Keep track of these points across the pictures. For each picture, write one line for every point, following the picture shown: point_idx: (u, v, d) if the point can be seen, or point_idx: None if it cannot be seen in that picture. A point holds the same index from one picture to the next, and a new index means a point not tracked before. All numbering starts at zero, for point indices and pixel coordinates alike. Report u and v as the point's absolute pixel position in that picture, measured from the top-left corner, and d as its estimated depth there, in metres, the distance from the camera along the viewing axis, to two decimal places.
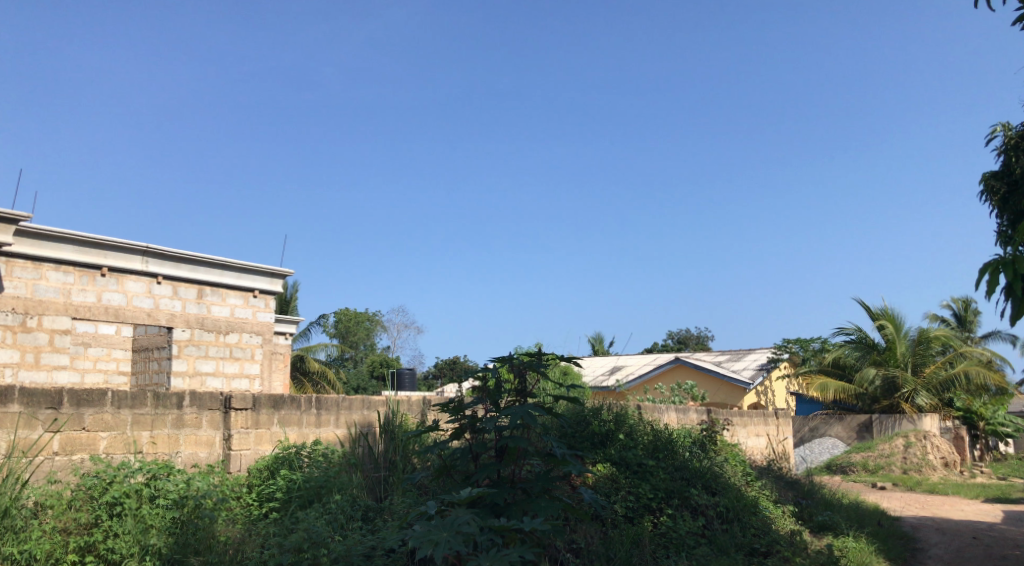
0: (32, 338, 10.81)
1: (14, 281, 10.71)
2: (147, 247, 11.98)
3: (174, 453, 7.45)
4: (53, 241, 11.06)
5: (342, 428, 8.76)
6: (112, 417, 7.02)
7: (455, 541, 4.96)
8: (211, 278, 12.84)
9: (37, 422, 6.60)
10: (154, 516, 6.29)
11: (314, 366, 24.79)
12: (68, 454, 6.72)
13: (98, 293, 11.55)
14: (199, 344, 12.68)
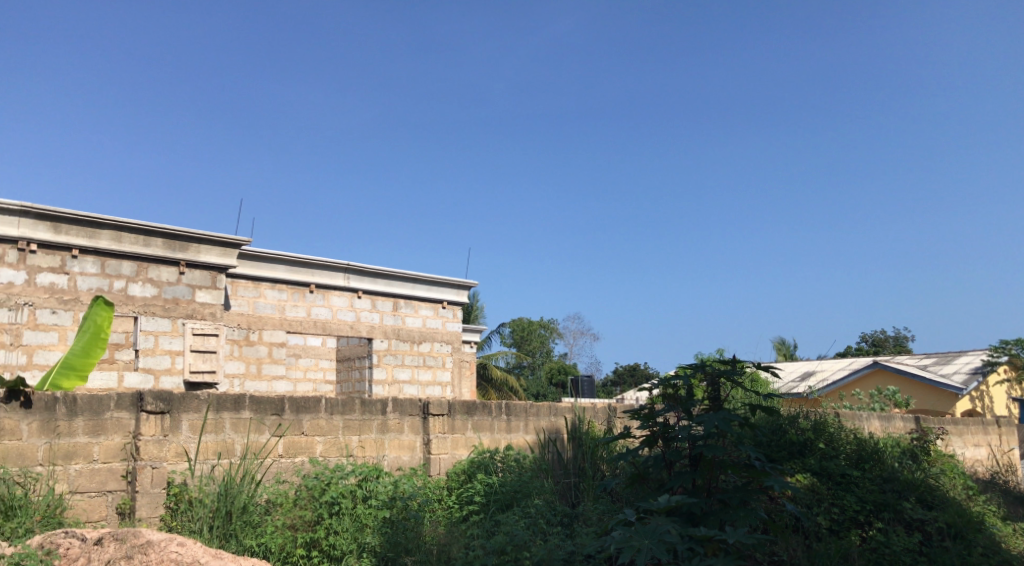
0: (255, 350, 11.83)
1: (239, 299, 11.82)
2: (348, 265, 12.90)
3: (381, 456, 7.96)
4: (269, 262, 12.13)
5: (532, 434, 9.09)
6: (326, 422, 7.61)
7: (657, 549, 4.97)
8: (405, 291, 13.61)
9: (265, 427, 7.21)
10: (367, 515, 6.73)
11: (497, 374, 25.51)
12: (291, 456, 7.33)
13: (308, 308, 12.55)
14: (395, 353, 13.42)
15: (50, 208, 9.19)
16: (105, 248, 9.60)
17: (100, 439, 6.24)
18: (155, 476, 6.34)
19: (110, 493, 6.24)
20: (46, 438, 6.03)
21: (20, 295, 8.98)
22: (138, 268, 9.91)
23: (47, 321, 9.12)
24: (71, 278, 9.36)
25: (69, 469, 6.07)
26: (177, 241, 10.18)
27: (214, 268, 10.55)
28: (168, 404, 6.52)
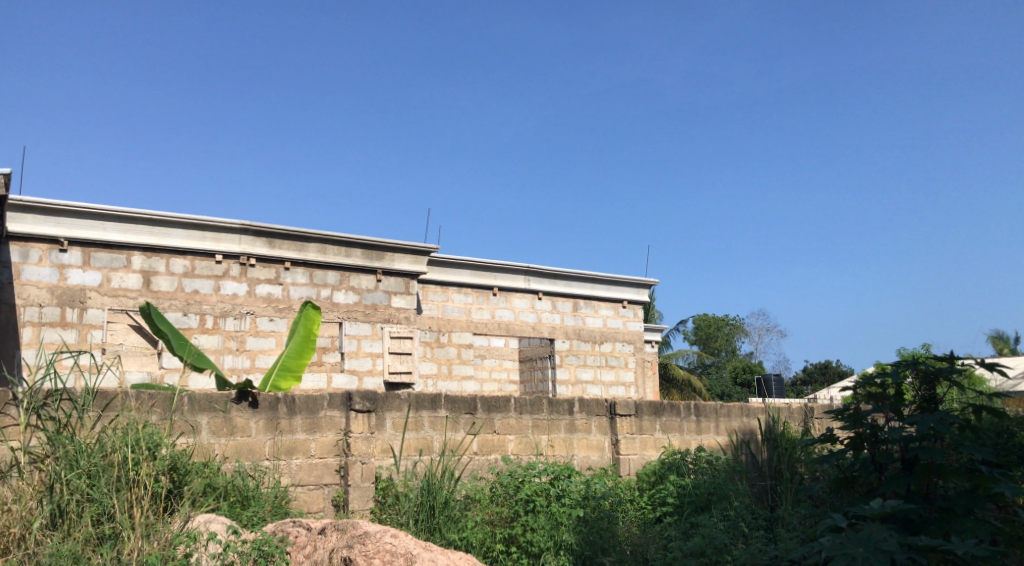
0: (445, 352, 12.37)
1: (429, 304, 12.37)
2: (528, 267, 13.12)
3: (571, 455, 8.04)
4: (455, 267, 12.57)
5: (723, 435, 8.86)
6: (516, 421, 7.79)
7: (874, 558, 4.67)
8: (585, 291, 13.68)
9: (460, 425, 7.50)
10: (562, 514, 6.76)
11: (679, 374, 25.01)
12: (485, 454, 7.57)
13: (492, 311, 12.93)
14: (577, 353, 13.53)
15: (265, 225, 10.00)
16: (313, 260, 10.37)
17: (317, 436, 6.73)
18: (364, 471, 6.71)
19: (326, 486, 6.72)
20: (271, 436, 6.57)
21: (243, 304, 9.88)
22: (341, 277, 10.63)
23: (267, 328, 9.99)
24: (285, 288, 10.20)
25: (291, 463, 6.59)
26: (374, 250, 10.83)
27: (407, 275, 11.15)
28: (373, 403, 6.93)
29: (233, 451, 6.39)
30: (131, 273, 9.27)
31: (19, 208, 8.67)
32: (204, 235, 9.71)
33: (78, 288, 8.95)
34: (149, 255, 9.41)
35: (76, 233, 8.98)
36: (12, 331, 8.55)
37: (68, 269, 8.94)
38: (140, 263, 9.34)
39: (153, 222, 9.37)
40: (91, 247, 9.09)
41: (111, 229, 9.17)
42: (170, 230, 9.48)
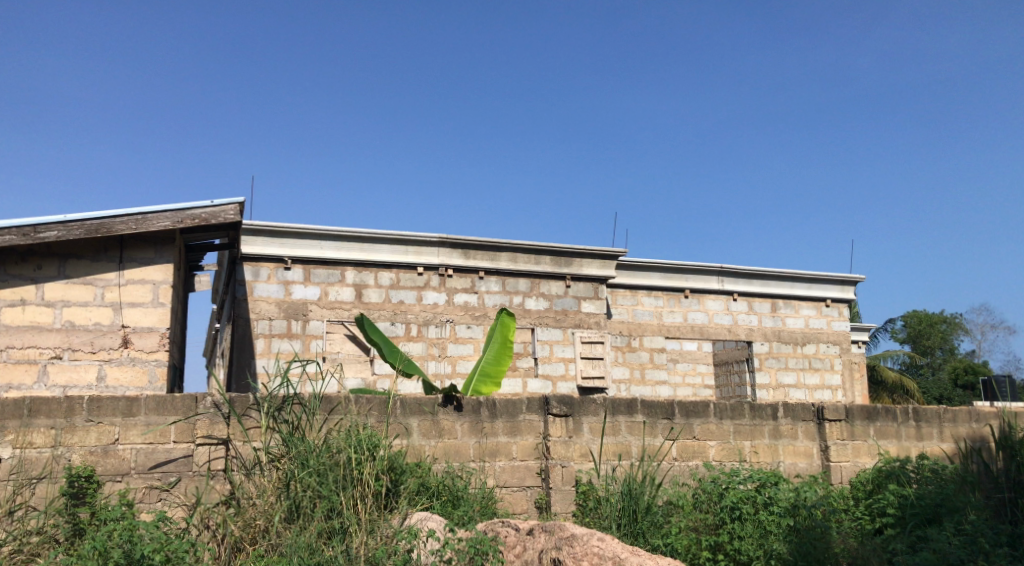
0: (637, 356, 12.24)
1: (619, 308, 12.28)
2: (721, 267, 12.76)
3: (777, 461, 7.71)
4: (645, 270, 12.45)
5: (949, 442, 8.17)
6: (716, 427, 7.58)
7: None
8: (783, 291, 13.10)
9: (658, 431, 7.40)
10: (771, 522, 6.49)
11: (889, 376, 23.26)
12: (685, 460, 7.43)
13: (684, 313, 12.68)
14: (778, 356, 12.95)
15: (461, 237, 10.43)
16: (505, 268, 10.67)
17: (518, 439, 6.91)
18: (566, 474, 6.82)
19: (529, 488, 6.88)
20: (476, 438, 6.80)
21: (444, 313, 10.35)
22: (532, 284, 10.86)
23: (465, 335, 10.40)
24: (480, 296, 10.58)
25: (495, 465, 6.80)
26: (563, 257, 10.98)
27: (596, 279, 11.19)
28: (570, 407, 7.03)
29: (442, 452, 6.68)
30: (345, 287, 10.00)
31: (250, 232, 9.61)
32: (407, 249, 10.28)
33: (301, 302, 9.78)
34: (360, 269, 10.10)
35: (296, 251, 9.81)
36: (248, 343, 9.48)
37: (292, 285, 9.80)
38: (352, 277, 10.05)
39: (362, 239, 10.06)
40: (310, 264, 9.90)
41: (326, 247, 9.94)
42: (376, 246, 10.14)
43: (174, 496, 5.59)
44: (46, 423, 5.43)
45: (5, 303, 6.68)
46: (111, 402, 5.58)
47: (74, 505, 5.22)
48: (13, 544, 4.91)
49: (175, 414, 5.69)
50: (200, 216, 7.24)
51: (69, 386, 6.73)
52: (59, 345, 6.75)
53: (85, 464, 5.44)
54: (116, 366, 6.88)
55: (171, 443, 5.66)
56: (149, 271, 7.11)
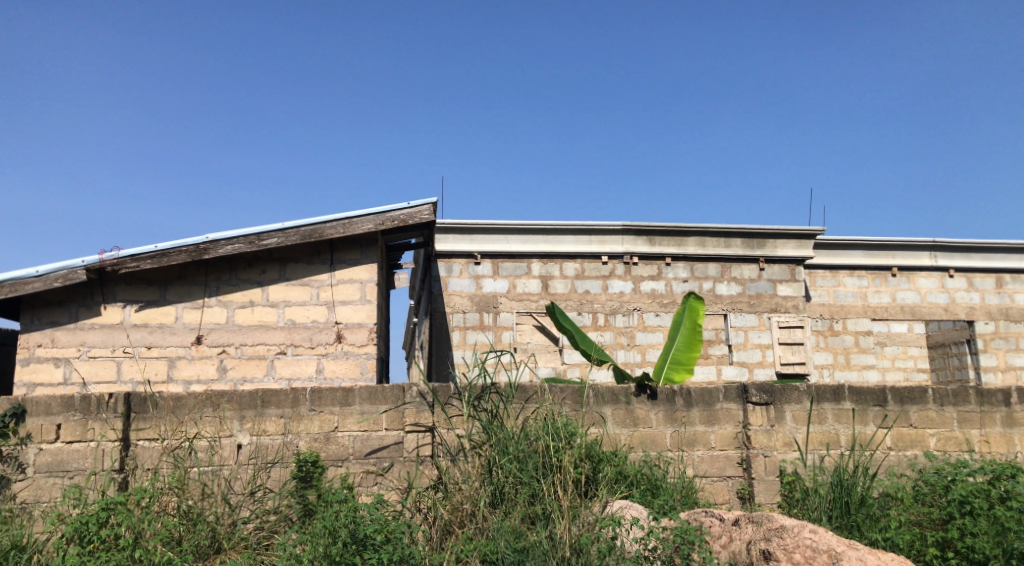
0: (841, 340, 11.51)
1: (819, 290, 11.61)
2: (934, 242, 11.73)
3: (1012, 452, 7.03)
4: (846, 248, 11.69)
5: None
6: (936, 414, 6.99)
7: None
8: (1009, 265, 11.87)
9: (870, 419, 6.92)
10: (1012, 519, 5.75)
11: None
12: (902, 449, 6.92)
13: (893, 293, 11.78)
14: (1006, 336, 11.78)
15: (646, 224, 10.30)
16: (693, 253, 10.42)
17: (716, 428, 6.71)
18: (769, 464, 6.55)
19: (730, 478, 6.67)
20: (672, 427, 6.68)
21: (631, 301, 10.28)
22: (723, 269, 10.53)
23: (654, 323, 10.27)
24: (668, 283, 10.40)
25: (693, 455, 6.64)
26: (755, 239, 10.56)
27: (792, 261, 10.67)
28: (771, 395, 6.74)
29: (638, 441, 6.61)
30: (532, 279, 10.19)
31: (442, 230, 10.03)
32: (592, 238, 10.30)
33: (492, 295, 10.08)
34: (546, 261, 10.25)
35: (486, 247, 10.12)
36: (445, 336, 9.95)
37: (483, 279, 10.11)
38: (538, 269, 10.22)
39: (547, 231, 10.20)
40: (499, 258, 10.17)
41: (513, 240, 10.16)
42: (561, 237, 10.23)
43: (389, 480, 5.97)
44: (276, 412, 5.95)
45: (237, 305, 7.39)
46: (330, 393, 6.03)
47: (303, 488, 5.72)
48: (256, 522, 5.48)
49: (386, 403, 6.06)
50: (398, 218, 7.65)
51: (293, 378, 7.35)
52: (284, 342, 7.38)
53: (311, 450, 5.92)
54: (331, 360, 7.43)
55: (383, 431, 6.04)
56: (357, 271, 7.61)
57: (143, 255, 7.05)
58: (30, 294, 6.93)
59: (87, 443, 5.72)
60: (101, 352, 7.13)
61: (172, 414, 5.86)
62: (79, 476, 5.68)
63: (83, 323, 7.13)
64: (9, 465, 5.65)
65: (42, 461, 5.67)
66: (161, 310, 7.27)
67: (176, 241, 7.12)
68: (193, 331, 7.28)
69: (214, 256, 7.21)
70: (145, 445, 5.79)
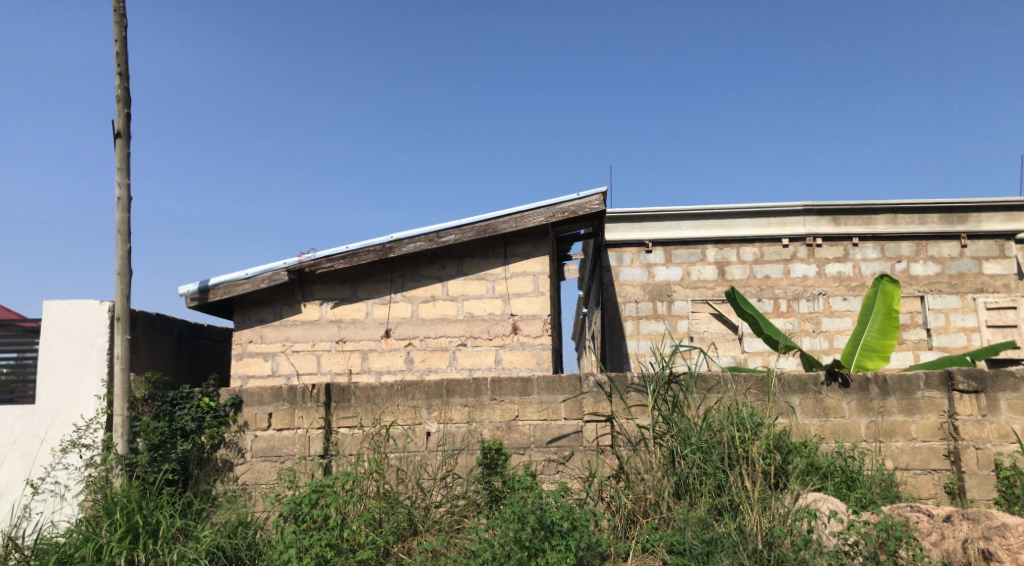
0: None
1: None
2: None
3: None
4: None
5: None
6: None
7: None
8: None
9: None
10: None
11: None
12: None
13: None
14: None
15: (830, 203, 9.78)
16: (883, 232, 9.77)
17: (917, 418, 6.25)
18: (982, 457, 6.08)
19: (936, 472, 6.20)
20: (868, 417, 6.25)
21: (815, 285, 9.78)
22: (918, 247, 9.79)
23: (841, 308, 9.71)
24: (856, 265, 9.80)
25: (892, 446, 6.22)
26: (955, 214, 9.75)
27: (999, 236, 9.75)
28: (981, 383, 6.19)
29: (830, 431, 6.25)
30: (707, 265, 9.92)
31: (612, 219, 9.98)
32: (769, 221, 9.91)
33: (665, 283, 9.91)
34: (721, 247, 9.94)
35: (658, 234, 9.97)
36: (618, 326, 9.89)
37: (655, 268, 9.96)
38: (714, 255, 9.94)
39: (722, 215, 9.91)
40: (672, 245, 9.98)
41: (685, 226, 9.96)
42: (736, 221, 9.92)
43: (571, 468, 6.05)
44: (460, 401, 6.18)
45: (420, 300, 7.74)
46: (510, 382, 6.17)
47: (489, 475, 5.91)
48: (447, 505, 5.74)
49: (565, 393, 6.13)
50: (569, 209, 7.70)
51: (474, 368, 7.59)
52: (464, 334, 7.65)
53: (494, 438, 6.10)
54: (509, 350, 7.61)
55: (563, 420, 6.11)
56: (530, 264, 7.74)
57: (336, 256, 7.55)
58: (241, 295, 7.59)
59: (295, 430, 6.21)
60: (302, 347, 7.69)
61: (369, 404, 6.23)
62: (290, 461, 6.18)
63: (287, 320, 7.73)
64: (231, 450, 6.23)
65: (257, 447, 6.21)
66: (353, 306, 7.73)
67: (364, 242, 7.55)
68: (382, 325, 7.70)
69: (398, 255, 7.59)
70: (346, 432, 6.20)
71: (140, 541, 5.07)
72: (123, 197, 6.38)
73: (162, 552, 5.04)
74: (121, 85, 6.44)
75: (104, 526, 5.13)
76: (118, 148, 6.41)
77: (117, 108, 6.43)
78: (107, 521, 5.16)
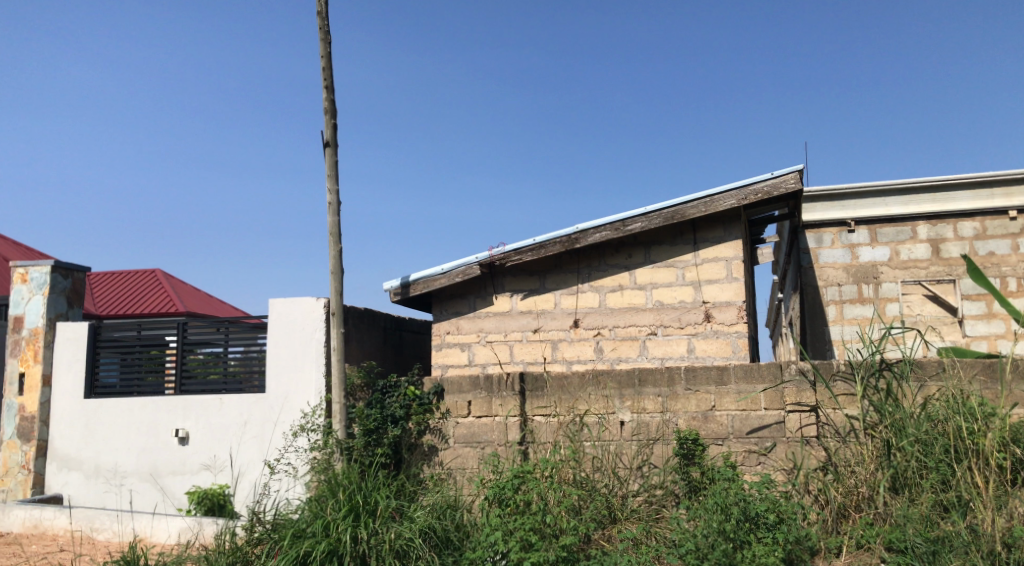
0: None
1: None
2: None
3: None
4: None
5: None
6: None
7: None
8: None
9: None
10: None
11: None
12: None
13: None
14: None
15: None
16: None
17: None
18: None
19: None
20: None
21: None
22: None
23: None
24: None
25: None
26: None
27: None
28: None
29: None
30: (919, 244, 9.17)
31: (809, 199, 9.46)
32: (992, 192, 8.99)
33: (871, 264, 9.28)
34: (934, 222, 9.14)
35: (861, 212, 9.33)
36: (820, 312, 9.40)
37: (859, 248, 9.34)
38: (927, 233, 9.15)
39: (935, 188, 9.11)
40: (877, 223, 9.31)
41: (893, 203, 9.25)
42: (953, 194, 9.08)
43: (773, 460, 5.81)
44: (654, 391, 6.12)
45: (608, 289, 7.74)
46: (705, 371, 6.04)
47: (686, 465, 5.79)
48: (644, 495, 5.76)
49: (764, 382, 5.91)
50: (763, 190, 7.38)
51: (666, 358, 7.49)
52: (654, 322, 7.56)
53: (691, 428, 5.99)
54: (702, 339, 7.43)
55: (763, 410, 5.89)
56: (722, 249, 7.52)
57: (524, 248, 7.70)
58: (437, 289, 7.94)
59: (493, 417, 6.42)
60: (496, 337, 7.93)
61: (562, 393, 6.32)
62: (490, 447, 6.39)
63: (480, 312, 8.00)
64: (436, 435, 6.55)
65: (459, 433, 6.48)
66: (543, 297, 7.87)
67: (551, 233, 7.65)
68: (571, 315, 7.78)
69: (585, 245, 7.62)
70: (541, 420, 6.33)
71: (362, 519, 5.42)
72: (332, 202, 6.87)
73: (381, 530, 5.35)
74: (327, 98, 6.93)
75: (330, 504, 5.55)
76: (327, 156, 6.91)
77: (324, 119, 6.92)
78: (332, 500, 5.59)
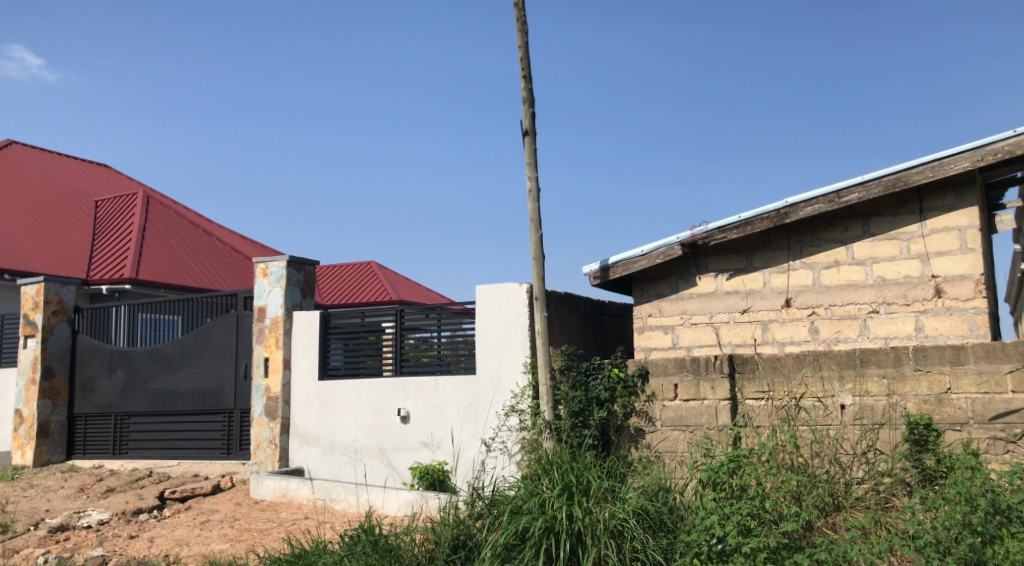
0: None
1: None
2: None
3: None
4: None
5: None
6: None
7: None
8: None
9: None
10: None
11: None
12: None
13: None
14: None
15: None
16: None
17: None
18: None
19: None
20: None
21: None
22: None
23: None
24: None
25: None
26: None
27: None
28: None
29: None
30: None
31: None
32: None
33: None
34: None
35: None
36: None
37: None
38: None
39: None
40: None
41: None
42: None
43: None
44: (878, 372, 5.72)
45: (823, 266, 7.30)
46: (937, 351, 5.56)
47: (919, 452, 5.37)
48: (871, 483, 5.37)
49: (1009, 362, 5.33)
50: (1003, 149, 6.63)
51: (891, 337, 6.98)
52: (875, 300, 7.05)
53: (922, 412, 5.53)
54: (932, 317, 6.84)
55: (1010, 393, 5.33)
56: (954, 217, 6.86)
57: (729, 226, 7.45)
58: (638, 271, 7.88)
59: (702, 401, 6.26)
60: (700, 319, 7.74)
61: (776, 375, 6.06)
62: (699, 430, 6.26)
63: (683, 293, 7.85)
64: (642, 418, 6.53)
65: (667, 416, 6.39)
66: (750, 276, 7.57)
67: (758, 209, 7.34)
68: (782, 295, 7.43)
69: (795, 220, 7.24)
70: (755, 403, 6.10)
71: (576, 497, 5.49)
72: (532, 189, 7.01)
73: (595, 509, 5.38)
74: (525, 87, 7.06)
75: (546, 483, 5.67)
76: (526, 144, 7.05)
77: (523, 108, 7.07)
78: (548, 479, 5.71)
